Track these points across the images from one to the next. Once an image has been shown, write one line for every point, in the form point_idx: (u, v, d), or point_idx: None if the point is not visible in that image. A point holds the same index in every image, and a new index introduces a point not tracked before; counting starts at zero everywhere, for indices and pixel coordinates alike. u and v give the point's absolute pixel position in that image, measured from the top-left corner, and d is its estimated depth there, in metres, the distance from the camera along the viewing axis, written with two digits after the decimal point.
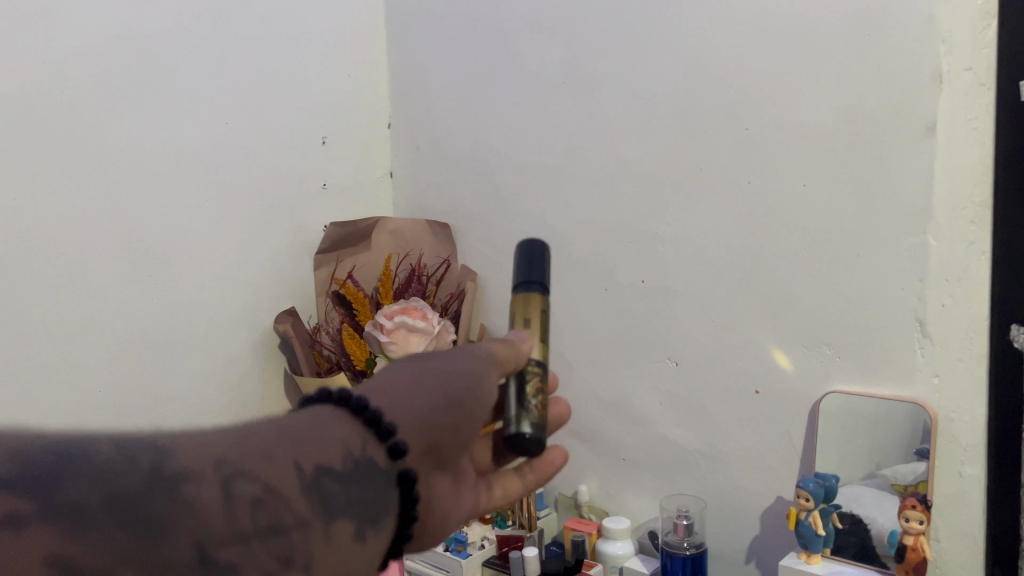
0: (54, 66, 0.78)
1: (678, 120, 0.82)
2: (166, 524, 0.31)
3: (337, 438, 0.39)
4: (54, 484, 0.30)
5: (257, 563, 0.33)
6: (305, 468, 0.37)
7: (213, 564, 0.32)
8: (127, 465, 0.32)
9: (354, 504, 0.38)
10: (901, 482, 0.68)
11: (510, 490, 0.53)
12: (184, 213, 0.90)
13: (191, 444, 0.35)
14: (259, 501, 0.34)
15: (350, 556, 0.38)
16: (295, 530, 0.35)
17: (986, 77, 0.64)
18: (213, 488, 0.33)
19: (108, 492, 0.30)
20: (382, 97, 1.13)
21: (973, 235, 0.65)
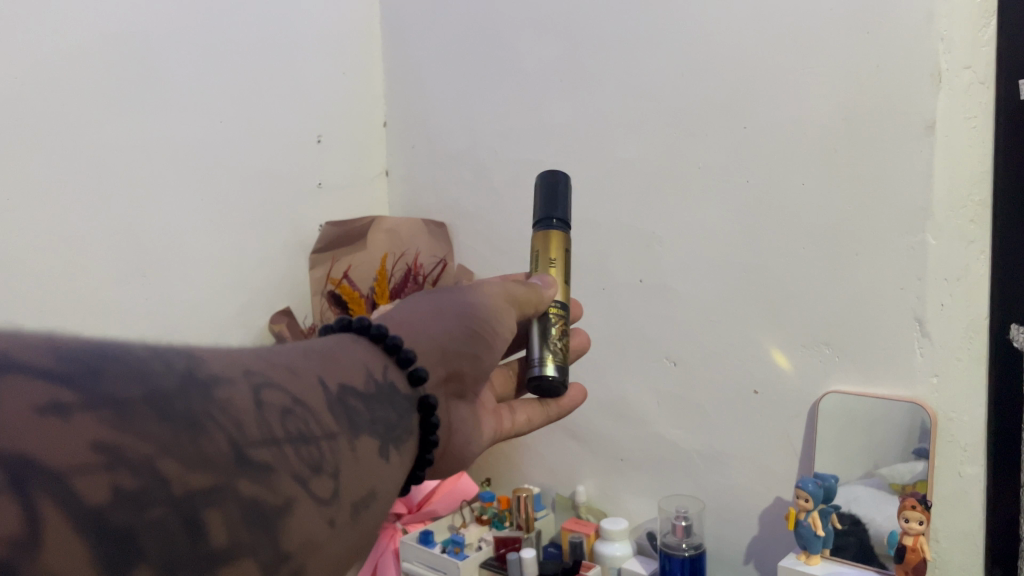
0: (47, 64, 0.77)
1: (675, 118, 0.82)
2: (203, 425, 0.28)
3: (357, 359, 0.40)
4: (95, 376, 0.27)
5: (293, 466, 0.31)
6: (329, 384, 0.37)
7: (252, 466, 0.29)
8: (157, 367, 0.29)
9: (377, 421, 0.38)
10: (899, 482, 0.68)
11: (531, 417, 0.59)
12: (178, 212, 0.89)
13: (209, 353, 0.33)
14: (288, 410, 0.33)
15: (376, 473, 0.36)
16: (323, 440, 0.34)
17: (985, 76, 0.63)
18: (240, 393, 0.31)
19: (147, 389, 0.28)
20: (377, 96, 1.13)
21: (972, 235, 0.65)
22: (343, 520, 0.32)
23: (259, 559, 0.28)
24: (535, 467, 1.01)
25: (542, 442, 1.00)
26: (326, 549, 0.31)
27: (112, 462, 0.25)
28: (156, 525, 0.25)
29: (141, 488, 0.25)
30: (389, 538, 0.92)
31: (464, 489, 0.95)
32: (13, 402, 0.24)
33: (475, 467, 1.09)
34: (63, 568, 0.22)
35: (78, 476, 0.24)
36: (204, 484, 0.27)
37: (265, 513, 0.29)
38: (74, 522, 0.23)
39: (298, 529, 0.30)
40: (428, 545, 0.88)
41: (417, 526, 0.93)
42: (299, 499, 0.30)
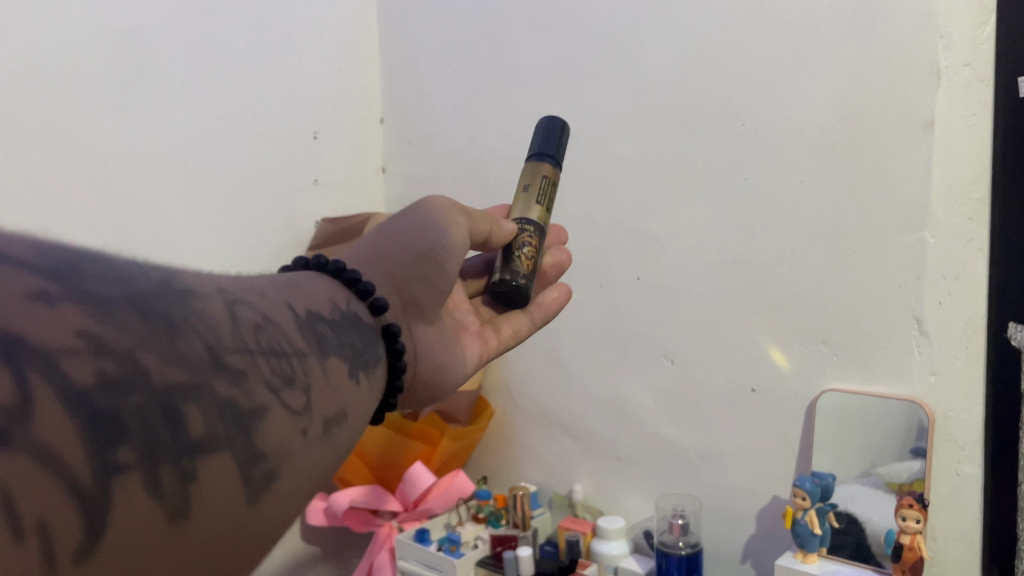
0: (43, 60, 0.77)
1: (672, 114, 0.82)
2: (182, 328, 0.29)
3: (320, 288, 0.44)
4: (77, 273, 0.27)
5: (267, 376, 0.32)
6: (296, 308, 0.40)
7: (228, 369, 0.30)
8: (139, 274, 0.30)
9: (342, 346, 0.41)
10: (896, 480, 0.68)
11: (518, 328, 0.60)
12: (173, 209, 0.88)
13: (185, 275, 0.33)
14: (259, 327, 0.34)
15: (343, 393, 0.38)
16: (292, 356, 0.35)
17: (985, 74, 0.63)
18: (214, 306, 0.32)
19: (127, 290, 0.28)
20: (373, 91, 1.12)
21: (970, 232, 0.65)
22: (315, 432, 0.33)
23: (236, 454, 0.28)
24: (532, 466, 1.01)
25: (539, 441, 0.99)
26: (300, 456, 0.32)
27: (96, 349, 0.25)
28: (137, 412, 0.25)
29: (124, 375, 0.25)
30: (386, 536, 0.91)
31: (460, 487, 0.92)
32: (3, 285, 0.24)
33: (472, 465, 1.08)
34: (56, 441, 0.22)
35: (65, 357, 0.24)
36: (184, 381, 0.27)
37: (239, 414, 0.29)
38: (61, 397, 0.23)
39: (272, 432, 0.30)
40: (424, 543, 0.89)
41: (413, 524, 0.92)
42: (272, 407, 0.31)
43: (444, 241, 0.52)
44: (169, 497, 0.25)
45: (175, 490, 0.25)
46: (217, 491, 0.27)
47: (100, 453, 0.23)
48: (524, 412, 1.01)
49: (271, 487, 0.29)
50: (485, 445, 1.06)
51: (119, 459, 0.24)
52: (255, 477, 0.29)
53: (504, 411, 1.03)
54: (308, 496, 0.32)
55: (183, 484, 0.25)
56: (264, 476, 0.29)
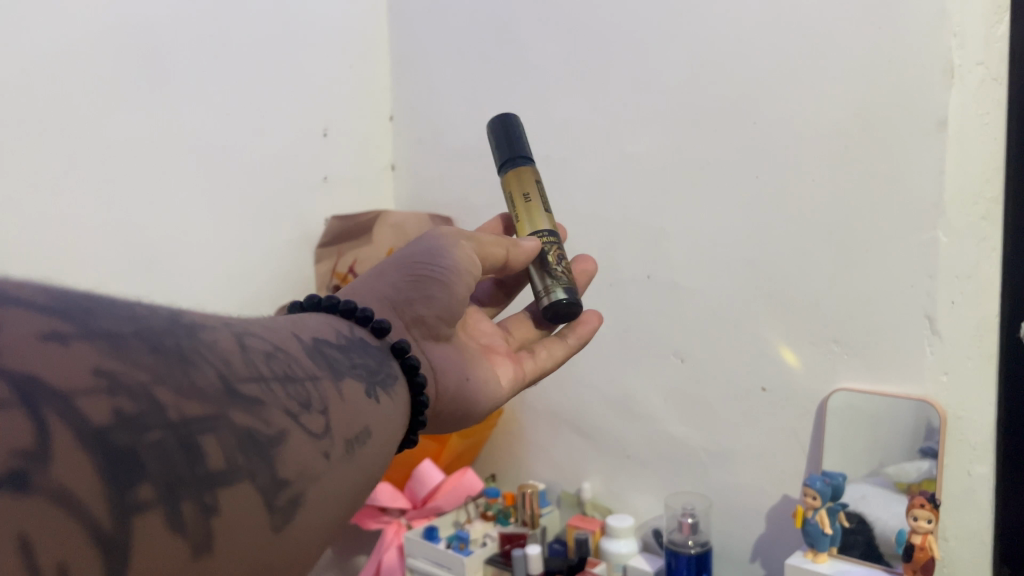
0: (55, 57, 0.77)
1: (683, 111, 0.81)
2: (193, 360, 0.30)
3: (323, 322, 0.44)
4: (87, 312, 0.28)
5: (283, 402, 0.32)
6: (302, 338, 0.40)
7: (243, 398, 0.30)
8: (147, 312, 0.31)
9: (356, 366, 0.41)
10: (904, 480, 0.68)
11: (554, 352, 0.61)
12: (184, 206, 0.89)
13: (194, 312, 0.34)
14: (269, 355, 0.35)
15: (364, 411, 0.38)
16: (308, 380, 0.36)
17: (998, 72, 0.63)
18: (225, 337, 0.33)
19: (137, 327, 0.29)
20: (383, 89, 1.12)
21: (983, 232, 0.64)
22: (338, 453, 0.34)
23: (258, 482, 0.29)
24: (541, 464, 1.00)
25: (548, 439, 0.99)
26: (324, 479, 0.32)
27: (112, 388, 0.26)
28: (155, 447, 0.25)
29: (140, 412, 0.26)
30: (394, 533, 0.92)
31: (470, 484, 0.92)
32: (17, 330, 0.25)
33: (480, 463, 1.08)
34: (71, 481, 0.23)
35: (82, 397, 0.25)
36: (200, 412, 0.28)
37: (258, 442, 0.30)
38: (79, 438, 0.24)
39: (293, 456, 0.31)
40: (433, 540, 0.89)
41: (421, 521, 0.93)
42: (291, 430, 0.32)
43: (445, 260, 0.53)
44: (191, 531, 0.25)
45: (197, 525, 0.26)
46: (239, 523, 0.27)
47: (122, 492, 0.24)
48: (533, 410, 1.01)
49: (295, 513, 0.30)
50: (494, 444, 1.06)
51: (139, 497, 0.24)
52: (279, 505, 0.29)
53: (512, 409, 1.03)
54: (332, 517, 0.32)
55: (204, 518, 0.26)
56: (288, 502, 0.30)
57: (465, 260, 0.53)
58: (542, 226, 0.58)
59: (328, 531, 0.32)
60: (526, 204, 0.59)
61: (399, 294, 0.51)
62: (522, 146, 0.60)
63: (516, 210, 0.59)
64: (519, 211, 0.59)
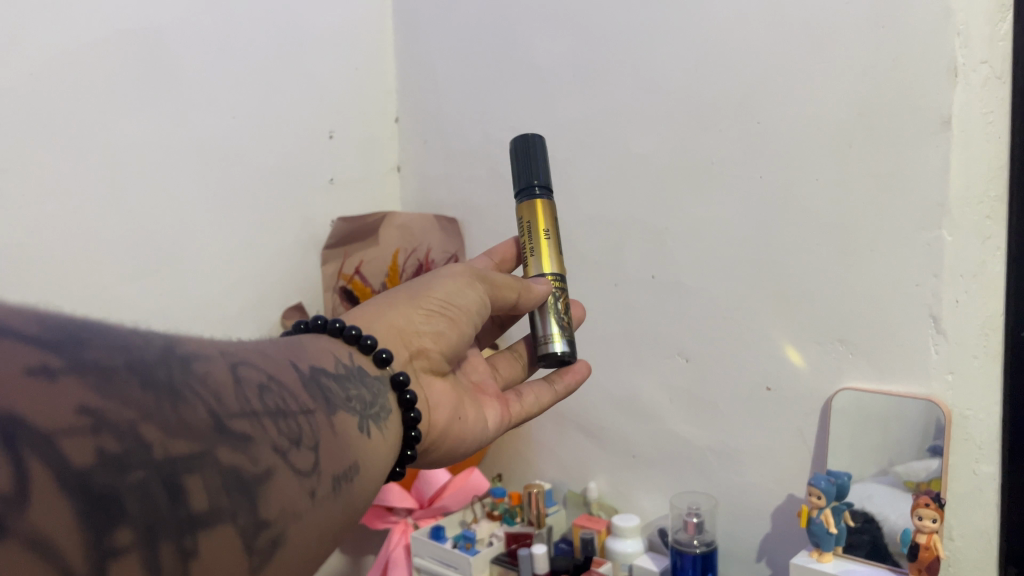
0: (61, 61, 0.77)
1: (688, 111, 0.81)
2: (183, 395, 0.31)
3: (325, 348, 0.47)
4: (78, 344, 0.30)
5: (273, 439, 0.34)
6: (300, 367, 0.42)
7: (231, 435, 0.32)
8: (141, 343, 0.32)
9: (351, 399, 0.44)
10: (913, 479, 0.68)
11: (540, 397, 0.66)
12: (190, 209, 0.89)
13: (192, 341, 0.36)
14: (264, 389, 0.37)
15: (351, 446, 0.40)
16: (300, 415, 0.38)
17: (1001, 71, 0.63)
18: (219, 369, 0.35)
19: (129, 358, 0.31)
20: (389, 90, 1.13)
21: (987, 230, 0.65)
22: (322, 491, 0.36)
23: (239, 520, 0.30)
24: (548, 464, 1.01)
25: (555, 439, 1.00)
26: (306, 517, 0.34)
27: (96, 426, 0.27)
28: (138, 487, 0.27)
29: (124, 452, 0.27)
30: (401, 533, 0.93)
31: (475, 484, 0.93)
32: (6, 364, 0.27)
33: (487, 464, 1.09)
34: (50, 526, 0.24)
35: (66, 437, 0.26)
36: (186, 451, 0.29)
37: (243, 480, 0.31)
38: (60, 481, 0.25)
39: (277, 495, 0.33)
40: (439, 540, 0.89)
41: (428, 520, 0.94)
42: (278, 469, 0.33)
43: (451, 298, 0.58)
44: (169, 574, 0.27)
45: (176, 568, 0.27)
46: (218, 563, 0.29)
47: (102, 535, 0.25)
48: (539, 410, 1.01)
49: (274, 554, 0.31)
50: (501, 444, 1.06)
51: (117, 541, 0.25)
52: (258, 546, 0.31)
53: None
54: (315, 551, 0.34)
55: (182, 560, 0.27)
56: (267, 543, 0.31)
57: (471, 303, 0.58)
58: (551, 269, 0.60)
59: (310, 564, 0.34)
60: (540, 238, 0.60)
61: (408, 326, 0.56)
62: (544, 176, 0.61)
63: (529, 241, 0.60)
64: (531, 242, 0.60)
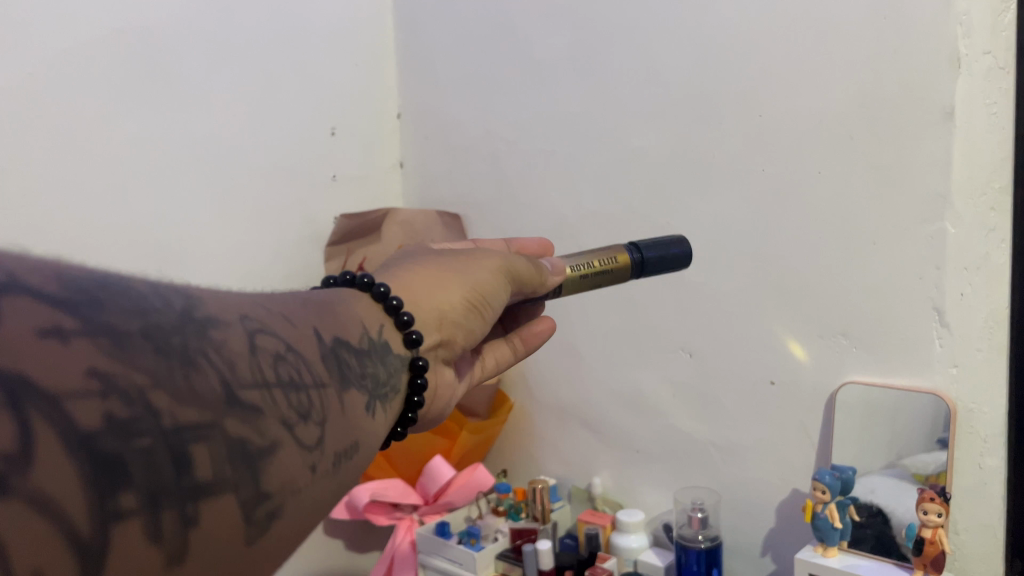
0: (60, 62, 0.78)
1: (689, 105, 0.81)
2: (197, 362, 0.30)
3: (354, 316, 0.45)
4: (94, 305, 0.28)
5: (281, 411, 0.33)
6: (323, 336, 0.40)
7: (241, 406, 0.31)
8: (160, 307, 0.31)
9: (365, 377, 0.42)
10: (922, 472, 0.67)
11: (502, 359, 0.63)
12: (192, 207, 0.90)
13: (213, 301, 0.35)
14: (280, 357, 0.35)
15: (358, 424, 0.39)
16: (312, 389, 0.36)
17: (1006, 61, 0.63)
18: (237, 337, 0.34)
19: (144, 323, 0.30)
20: (390, 87, 1.13)
21: (992, 222, 0.64)
22: (324, 466, 0.34)
23: (241, 492, 0.29)
24: (553, 460, 1.01)
25: (560, 435, 1.00)
26: (308, 491, 0.33)
27: (104, 391, 0.26)
28: (143, 454, 0.26)
29: (132, 417, 0.27)
30: (406, 530, 0.94)
31: (479, 481, 0.93)
32: (15, 322, 0.26)
33: (491, 459, 1.09)
34: (52, 488, 0.24)
35: (71, 400, 0.25)
36: (194, 420, 0.29)
37: (247, 453, 0.30)
38: (65, 444, 0.25)
39: (280, 469, 0.31)
40: (444, 536, 0.90)
41: (433, 518, 0.95)
42: (284, 443, 0.32)
43: (485, 286, 0.54)
44: (169, 541, 0.26)
45: (175, 536, 0.27)
46: (217, 534, 0.28)
47: (104, 500, 0.25)
48: (542, 405, 1.01)
49: (272, 527, 0.30)
50: (506, 439, 1.06)
51: (121, 506, 0.25)
52: (256, 519, 0.30)
53: (524, 405, 1.03)
54: (313, 529, 0.33)
55: (183, 528, 0.27)
56: (266, 515, 0.30)
57: (501, 302, 0.55)
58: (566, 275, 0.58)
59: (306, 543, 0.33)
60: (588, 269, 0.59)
61: (449, 313, 0.52)
62: (640, 249, 0.61)
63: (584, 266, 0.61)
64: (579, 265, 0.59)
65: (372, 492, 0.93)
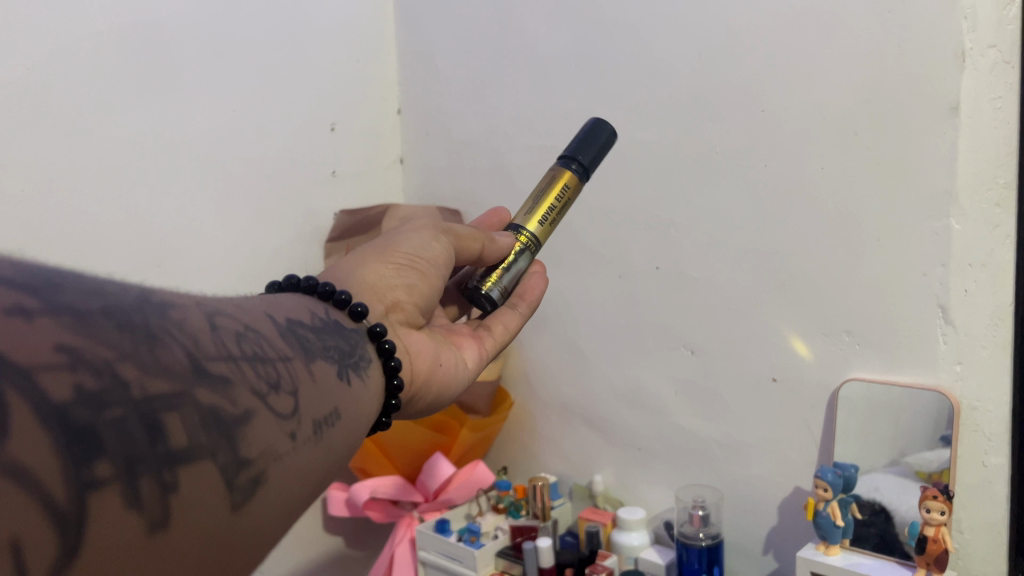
0: (59, 59, 0.77)
1: (692, 101, 0.80)
2: (162, 338, 0.31)
3: (299, 303, 0.47)
4: (53, 289, 0.29)
5: (251, 382, 0.34)
6: (276, 318, 0.42)
7: (210, 377, 0.32)
8: (118, 290, 0.32)
9: (329, 348, 0.43)
10: (925, 470, 0.66)
11: (507, 324, 0.63)
12: (192, 204, 0.89)
13: (167, 290, 0.35)
14: (241, 335, 0.36)
15: (332, 394, 0.40)
16: (278, 361, 0.37)
17: (1011, 56, 0.62)
18: (196, 317, 0.34)
19: (105, 304, 0.30)
20: (391, 82, 1.12)
21: (998, 218, 0.63)
22: (303, 434, 0.36)
23: (219, 458, 0.30)
24: (554, 457, 1.00)
25: (560, 432, 0.99)
26: (288, 458, 0.34)
27: (73, 363, 0.27)
28: (115, 424, 0.27)
29: (101, 389, 0.27)
30: (406, 527, 0.93)
31: (480, 477, 0.93)
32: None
33: (492, 456, 1.09)
34: (29, 457, 0.24)
35: (44, 372, 0.26)
36: (164, 391, 0.29)
37: (222, 421, 0.31)
38: (40, 415, 0.25)
39: (257, 435, 0.32)
40: (444, 533, 0.89)
41: (433, 515, 0.94)
42: (258, 410, 0.33)
43: (409, 245, 0.57)
44: (148, 508, 0.26)
45: (156, 502, 0.27)
46: (200, 501, 0.29)
47: (80, 470, 0.25)
48: (544, 402, 1.01)
49: (254, 492, 0.31)
50: (506, 435, 1.06)
51: (96, 473, 0.25)
52: (238, 485, 0.31)
53: (524, 402, 1.03)
54: (296, 495, 0.34)
55: (163, 494, 0.27)
56: (249, 481, 0.31)
57: (440, 257, 0.58)
58: (534, 229, 0.59)
59: (293, 510, 0.34)
60: (550, 210, 0.60)
61: (383, 281, 0.55)
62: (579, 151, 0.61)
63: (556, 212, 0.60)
64: (542, 213, 0.60)
65: (371, 490, 0.92)
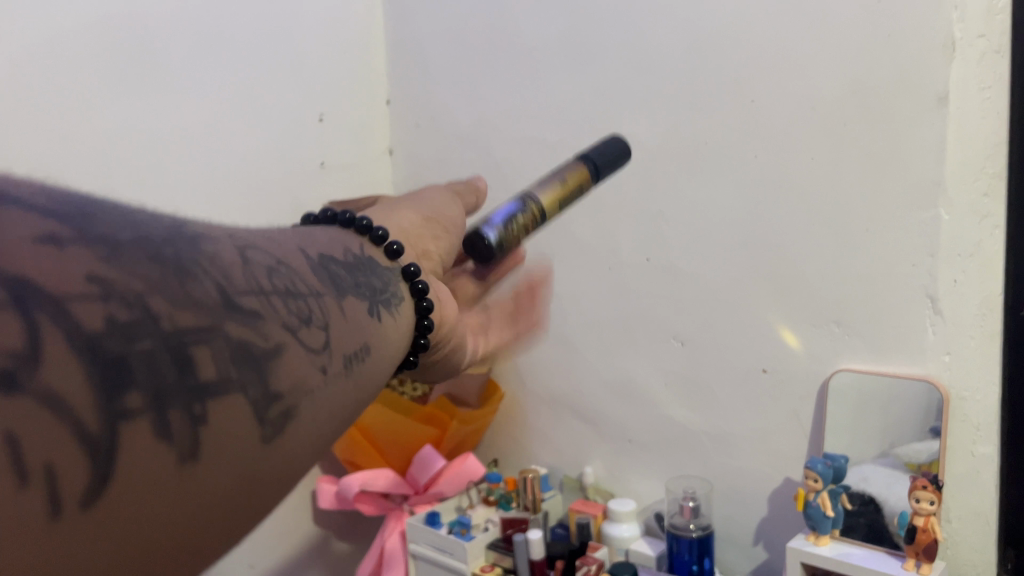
0: (44, 52, 0.76)
1: (682, 91, 0.80)
2: (192, 271, 0.31)
3: (334, 238, 0.46)
4: (78, 227, 0.28)
5: (282, 316, 0.33)
6: (310, 253, 0.41)
7: (240, 311, 0.31)
8: (149, 223, 0.31)
9: (361, 286, 0.43)
10: (915, 461, 0.66)
11: None
12: (179, 196, 0.89)
13: (200, 223, 0.35)
14: (274, 269, 0.36)
15: (365, 330, 0.40)
16: (310, 296, 0.37)
17: (1000, 45, 0.60)
18: (228, 250, 0.34)
19: (132, 242, 0.30)
20: (380, 73, 1.12)
21: (986, 209, 0.63)
22: (335, 368, 0.35)
23: (250, 391, 0.30)
24: (545, 449, 1.00)
25: (551, 424, 0.99)
26: (320, 391, 0.34)
27: (105, 295, 0.27)
28: (145, 357, 0.27)
29: (132, 321, 0.27)
30: (397, 520, 0.94)
31: (470, 470, 0.93)
32: (8, 235, 0.26)
33: (482, 449, 1.08)
34: (60, 386, 0.24)
35: (75, 302, 0.26)
36: (195, 323, 0.29)
37: (254, 356, 0.31)
38: (72, 345, 0.25)
39: (289, 368, 0.32)
40: (435, 526, 0.89)
41: (424, 507, 0.95)
42: (290, 344, 0.33)
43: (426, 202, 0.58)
44: (179, 439, 0.27)
45: (185, 435, 0.27)
46: (230, 433, 0.28)
47: (111, 399, 0.25)
48: (534, 395, 1.00)
49: (285, 425, 0.31)
50: (497, 428, 1.06)
51: (127, 404, 0.25)
52: (269, 417, 0.30)
53: (514, 394, 1.03)
54: (328, 428, 0.34)
55: (192, 425, 0.27)
56: (281, 413, 0.31)
57: (455, 217, 0.59)
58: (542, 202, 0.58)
59: (325, 442, 0.34)
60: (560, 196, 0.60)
61: (414, 229, 0.55)
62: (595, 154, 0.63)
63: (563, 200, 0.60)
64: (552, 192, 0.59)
65: (362, 483, 0.91)
